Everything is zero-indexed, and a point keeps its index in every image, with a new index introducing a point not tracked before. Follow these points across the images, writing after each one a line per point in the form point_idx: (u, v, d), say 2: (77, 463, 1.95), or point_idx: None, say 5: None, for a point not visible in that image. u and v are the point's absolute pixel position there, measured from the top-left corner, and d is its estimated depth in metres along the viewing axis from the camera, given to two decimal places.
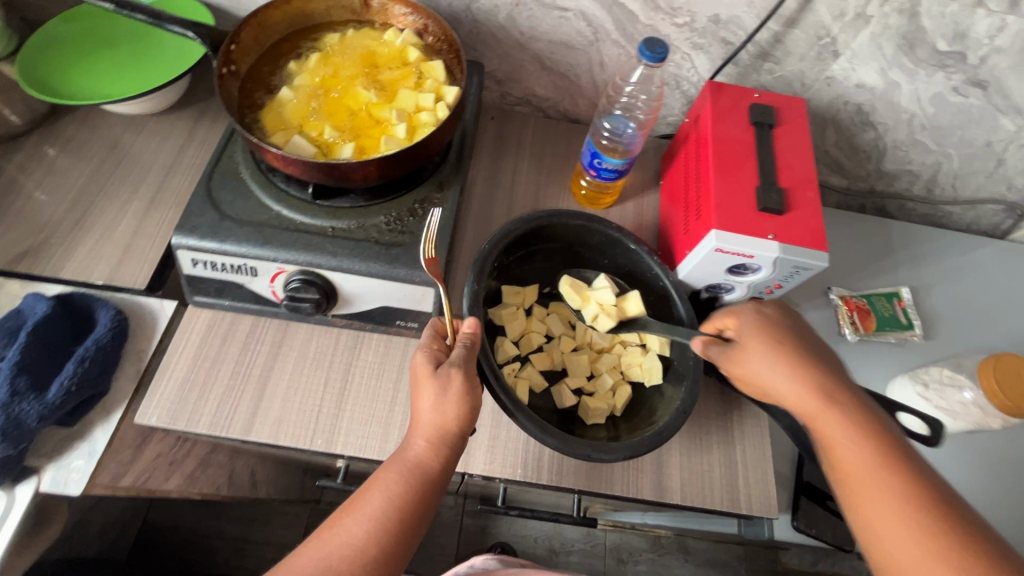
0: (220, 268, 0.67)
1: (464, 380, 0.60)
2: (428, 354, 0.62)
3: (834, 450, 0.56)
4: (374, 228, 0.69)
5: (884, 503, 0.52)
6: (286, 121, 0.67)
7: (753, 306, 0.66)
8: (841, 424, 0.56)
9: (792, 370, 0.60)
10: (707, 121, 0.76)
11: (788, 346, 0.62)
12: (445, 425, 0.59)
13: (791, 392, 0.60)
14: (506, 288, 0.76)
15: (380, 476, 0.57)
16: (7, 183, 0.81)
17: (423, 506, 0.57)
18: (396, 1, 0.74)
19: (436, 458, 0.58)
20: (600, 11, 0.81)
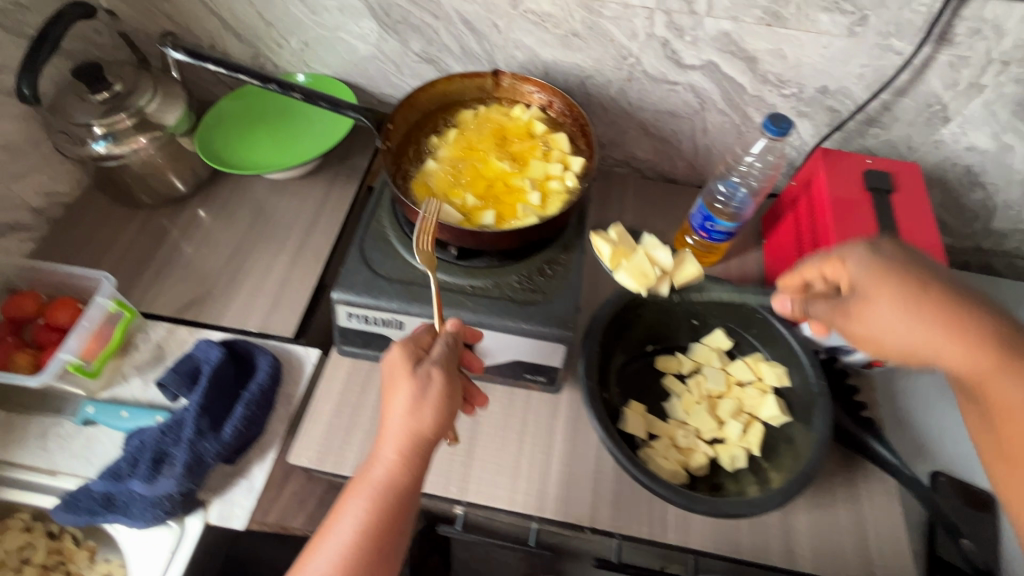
0: (372, 322, 0.73)
1: (439, 380, 0.61)
2: (402, 355, 0.62)
3: (993, 405, 0.51)
4: (508, 286, 0.74)
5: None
6: (433, 190, 0.75)
7: (873, 241, 0.61)
8: (1017, 396, 0.50)
9: (942, 321, 0.54)
10: (823, 188, 0.79)
11: (921, 293, 0.55)
12: (415, 432, 0.59)
13: (938, 347, 0.53)
14: (629, 419, 0.75)
15: (353, 490, 0.60)
16: (176, 241, 0.92)
17: (403, 516, 0.59)
18: (526, 82, 0.82)
19: (408, 468, 0.60)
20: (709, 84, 0.86)
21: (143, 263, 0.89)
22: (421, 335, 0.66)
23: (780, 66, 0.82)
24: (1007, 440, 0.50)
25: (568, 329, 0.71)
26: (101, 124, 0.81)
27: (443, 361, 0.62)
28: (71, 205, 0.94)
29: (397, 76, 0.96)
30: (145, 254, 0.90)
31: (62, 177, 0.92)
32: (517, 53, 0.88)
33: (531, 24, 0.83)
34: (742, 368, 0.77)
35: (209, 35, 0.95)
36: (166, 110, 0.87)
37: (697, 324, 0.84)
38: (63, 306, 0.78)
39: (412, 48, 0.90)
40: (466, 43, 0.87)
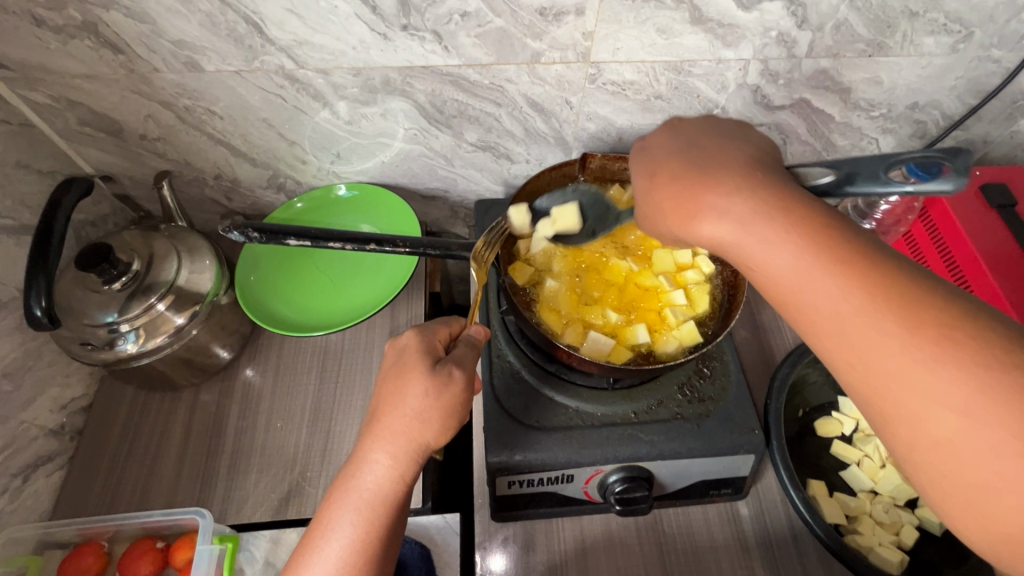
0: (536, 482, 0.63)
1: (459, 381, 0.57)
2: (423, 354, 0.58)
3: (788, 296, 0.44)
4: (672, 401, 0.66)
5: (880, 344, 0.39)
6: (565, 315, 0.65)
7: (673, 123, 0.56)
8: (774, 261, 0.44)
9: (717, 192, 0.46)
10: (947, 219, 0.75)
11: (681, 172, 0.49)
12: (417, 434, 0.55)
13: (720, 222, 0.46)
14: (826, 508, 0.68)
15: (336, 508, 0.53)
16: (238, 420, 0.76)
17: (391, 535, 0.53)
18: (620, 159, 0.72)
19: (401, 479, 0.54)
20: (795, 120, 0.80)
21: (209, 459, 0.73)
22: (439, 330, 0.61)
23: (872, 92, 0.77)
24: (829, 331, 0.42)
25: (755, 436, 0.63)
26: (131, 320, 0.66)
27: (466, 367, 0.58)
28: (92, 406, 0.77)
29: (448, 169, 0.84)
30: (207, 445, 0.74)
31: (75, 378, 0.75)
32: (589, 124, 0.78)
33: (609, 94, 0.73)
34: None
35: (215, 166, 0.79)
36: (200, 274, 0.72)
37: None
38: (140, 553, 0.64)
39: (468, 139, 0.79)
40: (532, 124, 0.77)
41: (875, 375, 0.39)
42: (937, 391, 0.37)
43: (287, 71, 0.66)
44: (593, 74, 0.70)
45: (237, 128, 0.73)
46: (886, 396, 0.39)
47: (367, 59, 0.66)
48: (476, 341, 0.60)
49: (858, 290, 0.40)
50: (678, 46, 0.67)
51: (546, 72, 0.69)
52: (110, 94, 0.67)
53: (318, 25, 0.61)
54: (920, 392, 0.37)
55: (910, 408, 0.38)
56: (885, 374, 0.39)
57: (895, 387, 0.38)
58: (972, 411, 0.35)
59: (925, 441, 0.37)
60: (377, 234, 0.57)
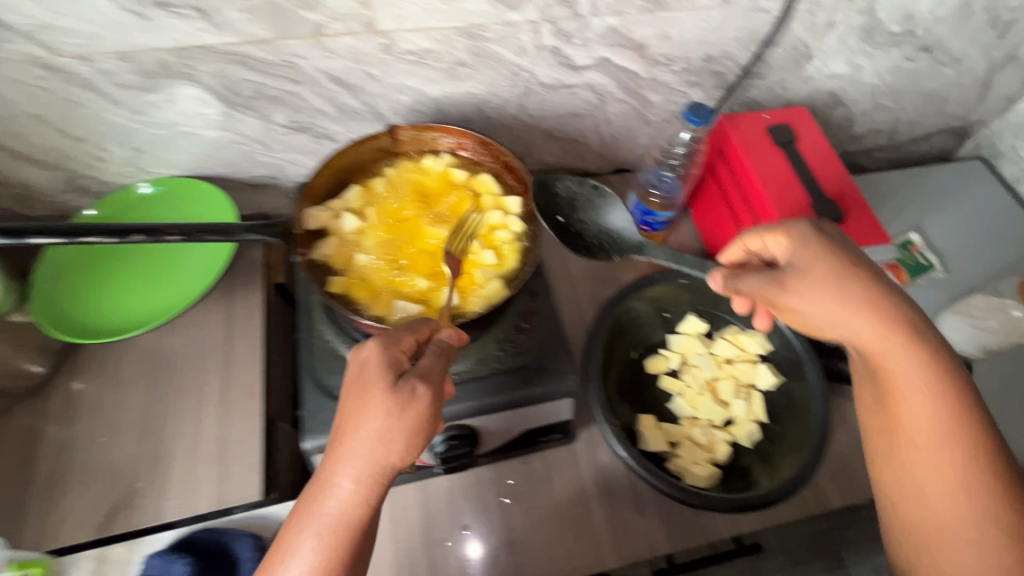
0: None
1: (421, 397, 0.50)
2: (385, 371, 0.51)
3: (902, 421, 0.53)
4: (492, 358, 0.68)
5: (920, 443, 0.52)
6: (375, 287, 0.65)
7: (802, 233, 0.60)
8: (910, 377, 0.53)
9: (834, 297, 0.56)
10: (740, 161, 0.81)
11: (845, 265, 0.57)
12: (380, 457, 0.49)
13: (910, 366, 0.52)
14: (650, 438, 0.74)
15: (298, 536, 0.48)
16: (57, 441, 0.71)
17: (356, 564, 0.49)
18: (429, 129, 0.73)
19: (368, 505, 0.49)
20: (604, 79, 0.84)
21: (23, 487, 0.68)
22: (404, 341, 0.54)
23: (666, 47, 0.81)
24: (893, 416, 0.54)
25: (570, 379, 0.67)
26: None
27: (430, 380, 0.51)
28: None
29: (268, 154, 0.81)
30: (19, 471, 0.69)
31: None
32: (402, 97, 0.78)
33: (410, 64, 0.74)
34: (726, 345, 0.80)
35: None
36: None
37: (669, 316, 0.84)
38: None
39: (278, 121, 0.77)
40: (342, 100, 0.76)
41: (911, 472, 0.52)
42: (942, 489, 0.50)
43: (42, 60, 0.62)
44: (386, 44, 0.70)
45: (6, 128, 0.68)
46: (913, 486, 0.52)
47: (131, 41, 0.62)
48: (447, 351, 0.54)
49: (940, 400, 0.52)
50: (462, 11, 0.68)
51: (335, 45, 0.68)
52: None
53: (59, 6, 0.58)
54: (936, 490, 0.51)
55: (918, 508, 0.52)
56: (932, 465, 0.51)
57: (922, 478, 0.51)
58: (968, 522, 0.49)
59: (939, 534, 0.50)
60: (144, 225, 0.54)
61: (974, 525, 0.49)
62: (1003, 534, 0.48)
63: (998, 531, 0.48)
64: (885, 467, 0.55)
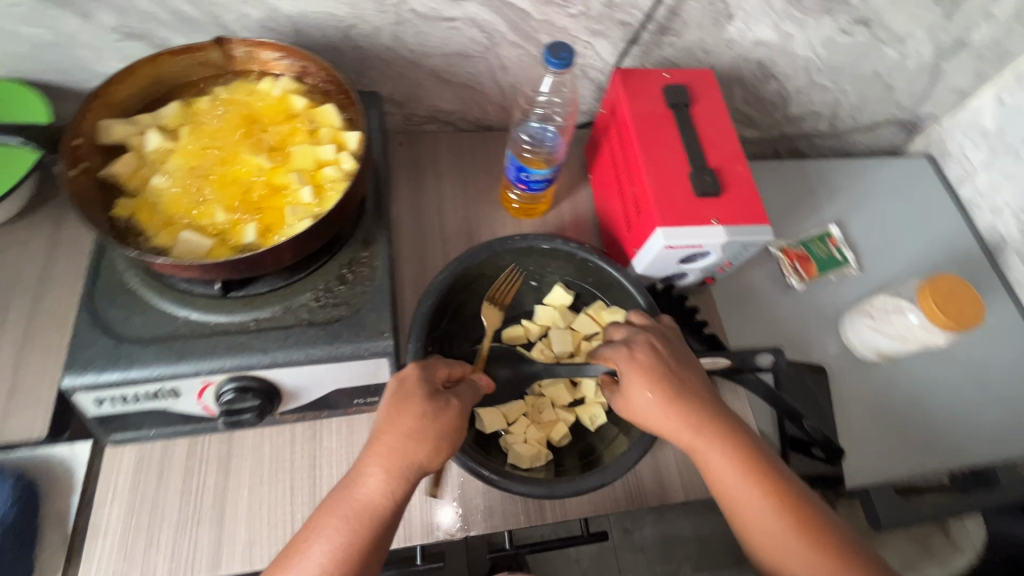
0: (134, 399, 0.57)
1: (449, 410, 0.56)
2: (424, 386, 0.56)
3: (728, 503, 0.60)
4: (303, 308, 0.61)
5: (766, 527, 0.58)
6: (166, 215, 0.57)
7: (628, 347, 0.63)
8: (723, 473, 0.59)
9: (680, 428, 0.60)
10: (625, 121, 0.74)
11: (666, 390, 0.61)
12: (407, 456, 0.53)
13: (721, 466, 0.59)
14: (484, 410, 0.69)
15: (327, 521, 0.51)
16: None
17: (367, 565, 0.51)
18: (264, 46, 0.65)
19: (397, 501, 0.53)
20: (491, 15, 0.76)
21: None
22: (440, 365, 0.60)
23: None
24: (722, 490, 0.60)
25: (385, 339, 0.60)
26: None
27: (461, 400, 0.57)
28: None
29: (102, 62, 0.73)
30: None
31: None
32: (250, 10, 0.69)
33: None
34: (587, 320, 0.75)
35: None
36: None
37: (537, 284, 0.79)
38: None
39: (104, 23, 0.68)
40: (176, 6, 0.67)
41: (757, 541, 0.58)
42: (778, 547, 0.57)
43: None
44: None
45: None
46: (760, 548, 0.58)
47: None
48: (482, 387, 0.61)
49: (732, 466, 0.59)
50: None
51: None
52: None
53: None
54: (775, 549, 0.57)
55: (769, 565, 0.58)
56: (769, 540, 0.57)
57: (765, 541, 0.58)
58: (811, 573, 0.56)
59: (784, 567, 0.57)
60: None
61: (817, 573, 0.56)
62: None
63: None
64: (732, 527, 0.61)
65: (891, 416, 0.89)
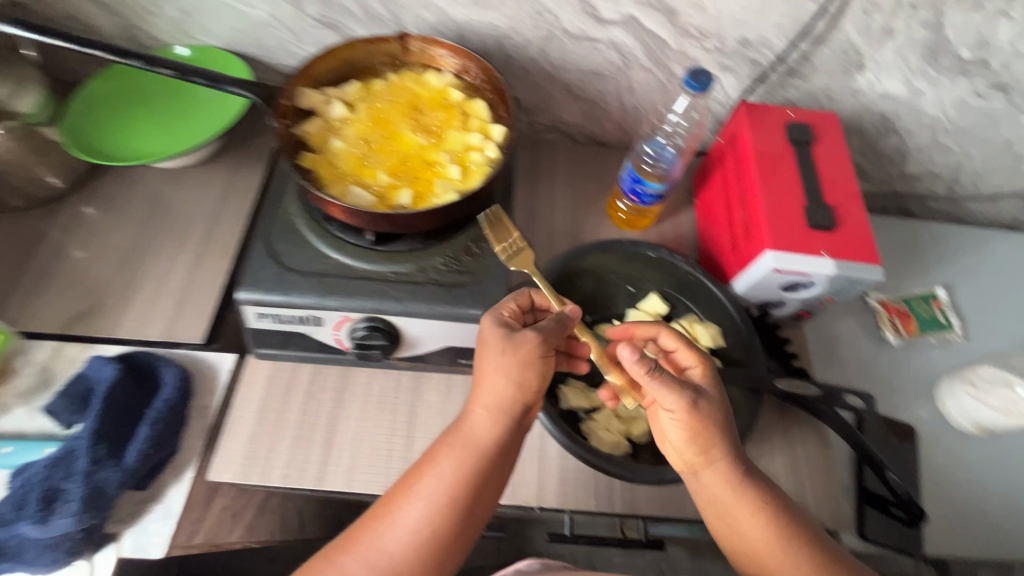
0: (286, 320, 0.67)
1: (539, 344, 0.60)
2: (497, 327, 0.61)
3: (751, 555, 0.58)
4: (433, 269, 0.69)
5: (771, 556, 0.57)
6: (341, 171, 0.68)
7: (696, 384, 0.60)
8: (755, 530, 0.58)
9: (715, 471, 0.60)
10: (745, 151, 0.78)
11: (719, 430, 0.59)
12: (508, 392, 0.59)
13: (753, 522, 0.58)
14: (571, 396, 0.73)
15: (442, 452, 0.59)
16: (55, 246, 0.81)
17: (487, 478, 0.59)
18: (438, 45, 0.75)
19: (503, 435, 0.60)
20: (631, 40, 0.83)
21: (18, 274, 0.78)
22: (507, 304, 0.64)
23: (700, 18, 0.79)
24: (729, 516, 0.59)
25: None
26: None
27: (545, 333, 0.60)
28: None
29: (297, 45, 0.87)
30: (20, 263, 0.79)
31: None
32: (425, 13, 0.81)
33: None
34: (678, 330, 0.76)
35: (65, 4, 0.82)
36: (20, 95, 0.75)
37: (632, 290, 0.81)
38: None
39: (308, 12, 0.81)
40: (368, 4, 0.79)
41: None
42: None
43: None
44: None
45: None
46: None
47: None
48: (563, 321, 0.63)
49: (741, 495, 0.59)
50: None
51: None
52: None
53: None
54: None
55: None
56: None
57: None
58: None
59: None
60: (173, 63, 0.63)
61: None
62: None
63: None
64: None
65: (981, 492, 0.84)
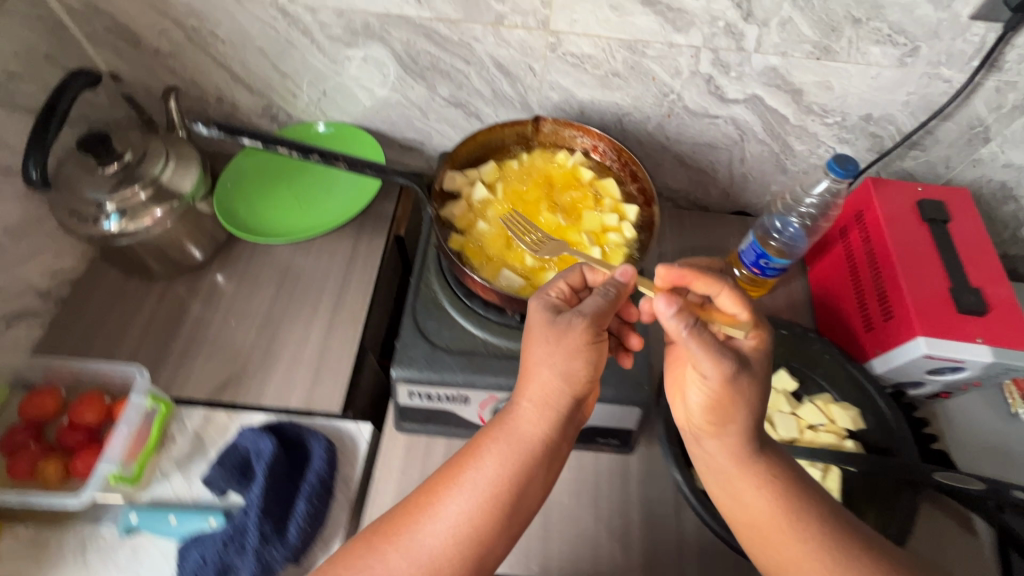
0: (434, 398, 0.69)
1: (586, 331, 0.54)
2: (545, 309, 0.57)
3: (761, 531, 0.55)
4: None
5: (778, 533, 0.54)
6: (488, 253, 0.71)
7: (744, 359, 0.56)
8: (758, 501, 0.56)
9: (719, 436, 0.58)
10: (877, 228, 0.78)
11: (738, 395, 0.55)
12: (554, 388, 0.55)
13: (755, 495, 0.56)
14: None
15: (490, 449, 0.56)
16: (200, 312, 0.86)
17: (532, 477, 0.55)
18: (570, 127, 0.78)
19: (551, 433, 0.56)
20: (751, 116, 0.84)
21: (168, 339, 0.83)
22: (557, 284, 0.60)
23: (825, 97, 0.80)
24: (732, 489, 0.58)
25: (643, 391, 0.68)
26: (110, 198, 0.75)
27: (593, 314, 0.54)
28: (79, 281, 0.87)
29: (422, 121, 0.91)
30: (169, 329, 0.84)
31: (68, 253, 0.85)
32: (552, 94, 0.84)
33: (569, 65, 0.79)
34: (814, 411, 0.75)
35: (216, 88, 0.89)
36: (182, 176, 0.81)
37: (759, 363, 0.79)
38: (88, 402, 0.72)
39: (440, 93, 0.86)
40: (499, 87, 0.83)
41: None
42: None
43: (280, 5, 0.75)
44: (553, 43, 0.76)
45: (236, 54, 0.83)
46: None
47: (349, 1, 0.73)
48: (610, 293, 0.56)
49: (748, 469, 0.57)
50: (631, 25, 0.72)
51: (509, 36, 0.75)
52: (130, 6, 0.77)
53: None
54: None
55: None
56: None
57: None
58: None
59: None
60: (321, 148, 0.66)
61: None
62: None
63: None
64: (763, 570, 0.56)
65: None
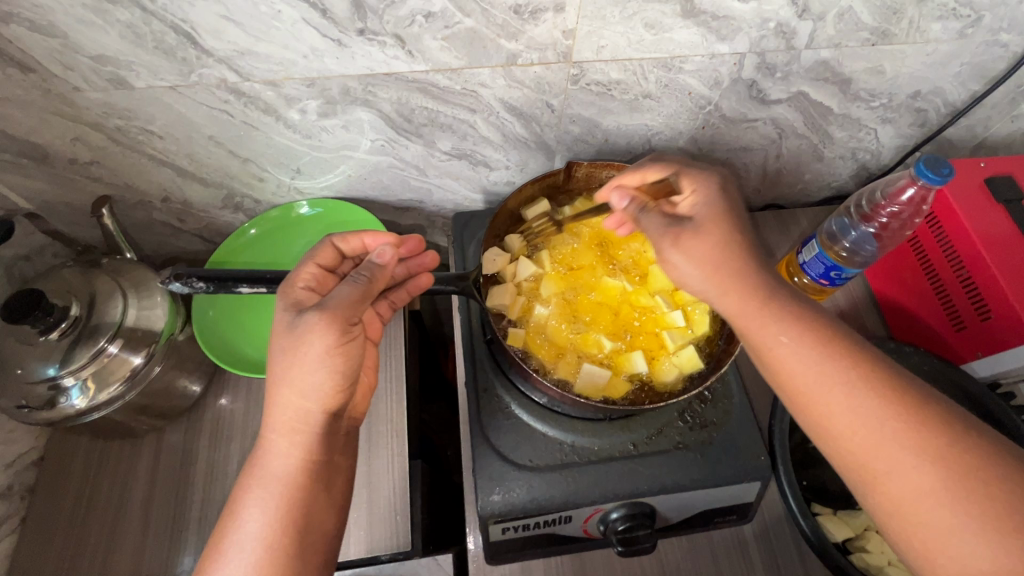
0: (532, 526, 0.59)
1: (328, 331, 0.52)
2: (284, 312, 0.54)
3: (789, 379, 0.49)
4: (674, 429, 0.62)
5: (815, 380, 0.48)
6: (557, 346, 0.60)
7: (717, 208, 0.53)
8: (785, 350, 0.49)
9: (732, 289, 0.50)
10: (956, 221, 0.70)
11: (720, 250, 0.51)
12: (302, 407, 0.52)
13: (777, 337, 0.49)
14: (831, 527, 0.64)
15: (246, 496, 0.50)
16: (207, 463, 0.71)
17: (311, 506, 0.52)
18: (607, 167, 0.66)
19: (311, 454, 0.53)
20: (792, 113, 0.75)
21: (177, 508, 0.68)
22: (304, 271, 0.57)
23: (874, 82, 0.71)
24: (759, 348, 0.50)
25: (759, 462, 0.60)
26: (76, 371, 0.60)
27: (334, 308, 0.52)
28: (44, 459, 0.70)
29: (418, 180, 0.77)
30: (173, 495, 0.69)
31: (22, 432, 0.68)
32: (573, 127, 0.71)
33: (593, 95, 0.66)
34: None
35: (161, 188, 0.71)
36: (150, 311, 0.65)
37: None
38: None
39: (441, 148, 0.71)
40: (510, 130, 0.70)
41: (844, 437, 0.47)
42: (880, 442, 0.45)
43: (230, 85, 0.58)
44: (575, 74, 0.63)
45: (180, 148, 0.65)
46: (849, 452, 0.47)
47: (320, 68, 0.57)
48: (360, 280, 0.55)
49: (770, 311, 0.49)
50: (668, 42, 0.60)
51: (523, 75, 0.62)
52: (26, 117, 0.58)
53: (260, 32, 0.53)
54: (863, 444, 0.46)
55: (870, 473, 0.46)
56: (860, 425, 0.46)
57: (859, 440, 0.46)
58: (920, 479, 0.44)
59: (908, 513, 0.44)
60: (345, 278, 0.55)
61: (920, 474, 0.44)
62: (951, 481, 0.43)
63: (968, 494, 0.42)
64: (807, 433, 0.50)
65: None
